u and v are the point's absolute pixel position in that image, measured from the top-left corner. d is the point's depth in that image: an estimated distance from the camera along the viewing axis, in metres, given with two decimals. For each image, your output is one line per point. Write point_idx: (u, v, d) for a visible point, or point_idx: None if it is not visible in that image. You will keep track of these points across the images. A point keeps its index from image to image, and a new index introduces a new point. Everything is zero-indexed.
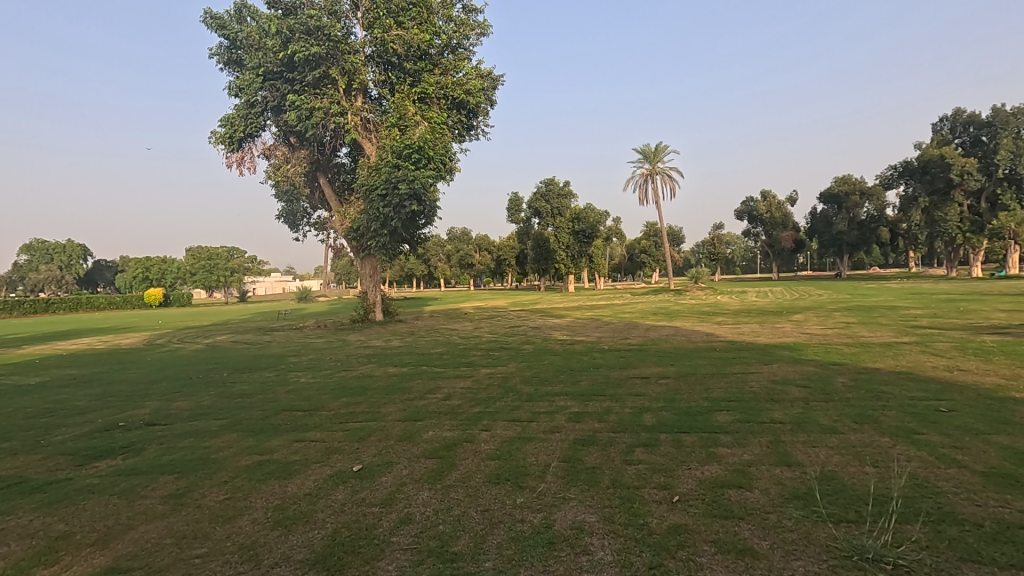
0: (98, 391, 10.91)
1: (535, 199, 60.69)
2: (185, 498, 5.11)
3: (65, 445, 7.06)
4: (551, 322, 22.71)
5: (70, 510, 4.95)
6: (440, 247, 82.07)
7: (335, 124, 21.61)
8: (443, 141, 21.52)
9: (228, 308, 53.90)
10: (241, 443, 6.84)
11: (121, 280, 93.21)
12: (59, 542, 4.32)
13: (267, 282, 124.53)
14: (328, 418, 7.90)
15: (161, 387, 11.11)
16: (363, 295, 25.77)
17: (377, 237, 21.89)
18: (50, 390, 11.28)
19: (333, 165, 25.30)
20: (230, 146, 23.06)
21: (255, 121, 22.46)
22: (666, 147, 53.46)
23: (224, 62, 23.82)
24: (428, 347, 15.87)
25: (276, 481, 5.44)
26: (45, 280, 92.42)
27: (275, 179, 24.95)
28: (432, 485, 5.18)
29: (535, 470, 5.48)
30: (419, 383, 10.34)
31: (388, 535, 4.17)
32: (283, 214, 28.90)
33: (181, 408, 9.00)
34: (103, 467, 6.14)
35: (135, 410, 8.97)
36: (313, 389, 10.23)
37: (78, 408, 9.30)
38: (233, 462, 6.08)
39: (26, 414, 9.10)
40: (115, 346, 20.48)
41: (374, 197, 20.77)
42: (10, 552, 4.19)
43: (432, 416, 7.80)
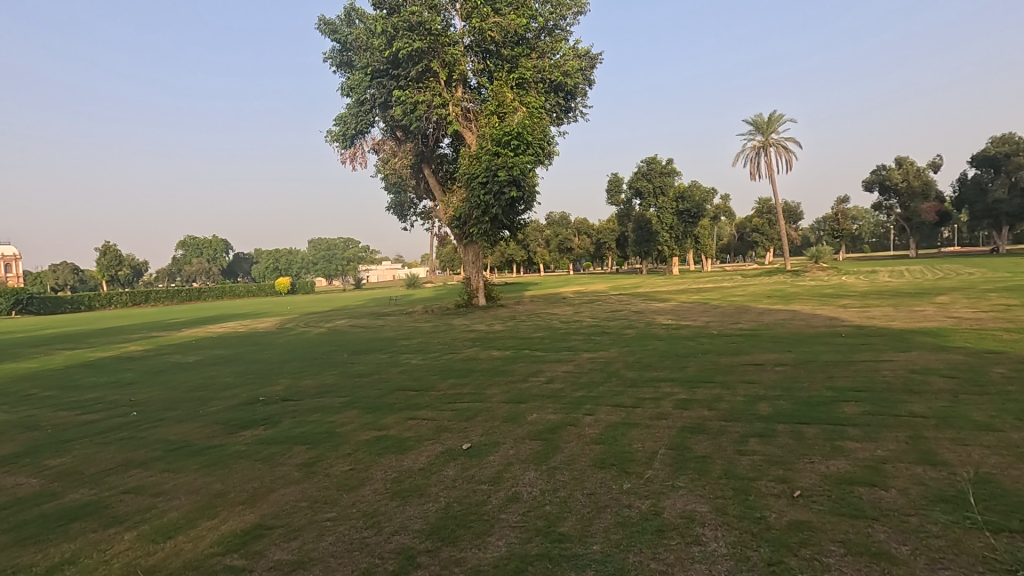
0: (241, 369, 12.37)
1: (636, 178, 58.71)
2: (316, 466, 5.65)
3: (217, 415, 8.09)
4: (654, 306, 22.08)
5: (224, 471, 5.67)
6: (540, 232, 82.53)
7: (437, 115, 22.33)
8: (542, 125, 21.47)
9: (347, 295, 58.36)
10: (361, 419, 7.41)
11: (257, 270, 104.38)
12: (217, 499, 4.97)
13: (379, 269, 132.39)
14: (437, 398, 8.33)
15: (292, 366, 12.35)
16: (467, 281, 26.69)
17: (479, 224, 22.44)
18: (205, 367, 12.95)
19: (436, 156, 26.23)
20: (343, 143, 24.75)
21: (365, 118, 23.85)
22: (781, 115, 49.20)
23: (336, 65, 25.51)
24: (529, 331, 16.08)
25: (393, 455, 5.83)
26: (197, 271, 106.02)
27: (384, 173, 26.43)
28: (537, 466, 5.27)
29: (641, 456, 5.37)
30: (522, 366, 10.55)
31: (497, 512, 4.31)
32: (392, 206, 30.39)
33: (309, 386, 9.95)
34: (247, 436, 6.94)
35: (271, 386, 10.06)
36: (422, 370, 10.81)
37: (227, 384, 10.59)
38: (355, 436, 6.61)
39: (187, 387, 10.53)
40: (252, 330, 23.05)
41: (475, 185, 21.23)
42: (180, 504, 4.90)
43: (535, 399, 7.93)
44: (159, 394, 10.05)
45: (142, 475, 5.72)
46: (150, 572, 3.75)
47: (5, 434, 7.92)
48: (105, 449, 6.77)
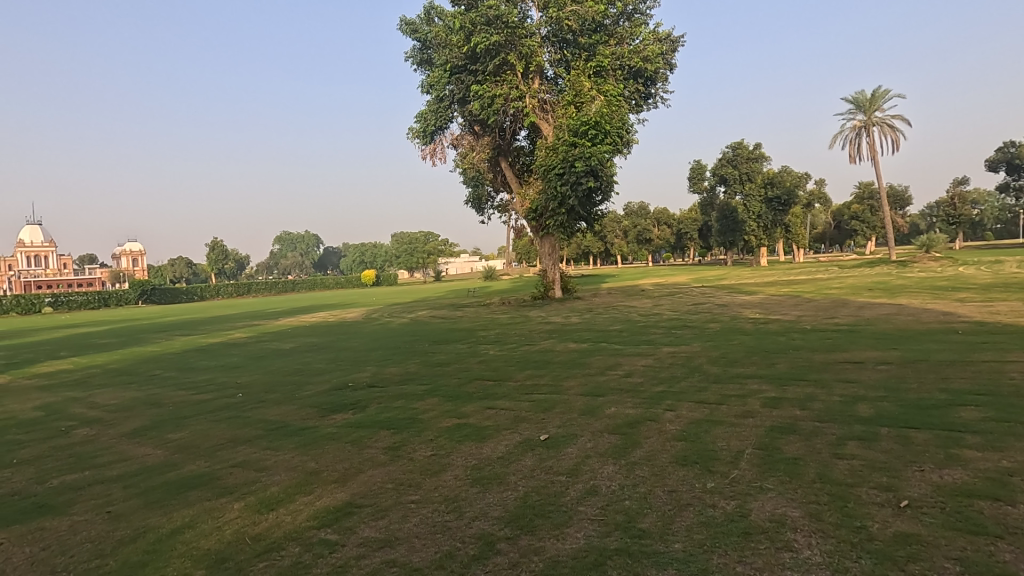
0: (332, 356, 13.16)
1: (720, 165, 55.96)
2: (401, 451, 5.90)
3: (312, 399, 8.67)
4: (741, 298, 21.01)
5: (318, 451, 6.07)
6: (617, 223, 80.93)
7: (514, 108, 22.44)
8: (620, 113, 21.00)
9: (427, 287, 60.22)
10: (442, 406, 7.65)
11: (344, 263, 110.24)
12: (313, 476, 5.34)
13: (458, 262, 135.62)
14: (515, 389, 8.43)
15: (377, 354, 12.97)
16: (544, 272, 26.70)
17: (555, 216, 22.36)
18: (300, 354, 13.90)
19: (513, 149, 26.41)
20: (424, 139, 25.47)
21: (444, 113, 24.39)
22: (887, 91, 44.90)
23: (417, 63, 26.25)
24: (607, 323, 15.84)
25: (472, 442, 5.98)
26: (292, 264, 113.64)
27: (462, 167, 26.92)
28: (616, 461, 5.20)
29: (725, 455, 5.16)
30: (600, 359, 10.43)
31: (575, 504, 4.31)
32: (470, 200, 30.91)
33: (393, 373, 10.40)
34: (338, 419, 7.37)
35: (359, 373, 10.63)
36: (500, 361, 10.97)
37: (319, 370, 11.30)
38: (437, 423, 6.84)
39: (285, 372, 11.36)
40: (341, 319, 24.42)
41: (551, 176, 21.17)
42: (280, 480, 5.30)
43: (613, 392, 7.82)
44: (260, 378, 10.91)
45: (247, 451, 6.25)
46: (256, 539, 4.09)
47: (136, 409, 8.93)
48: (216, 426, 7.46)
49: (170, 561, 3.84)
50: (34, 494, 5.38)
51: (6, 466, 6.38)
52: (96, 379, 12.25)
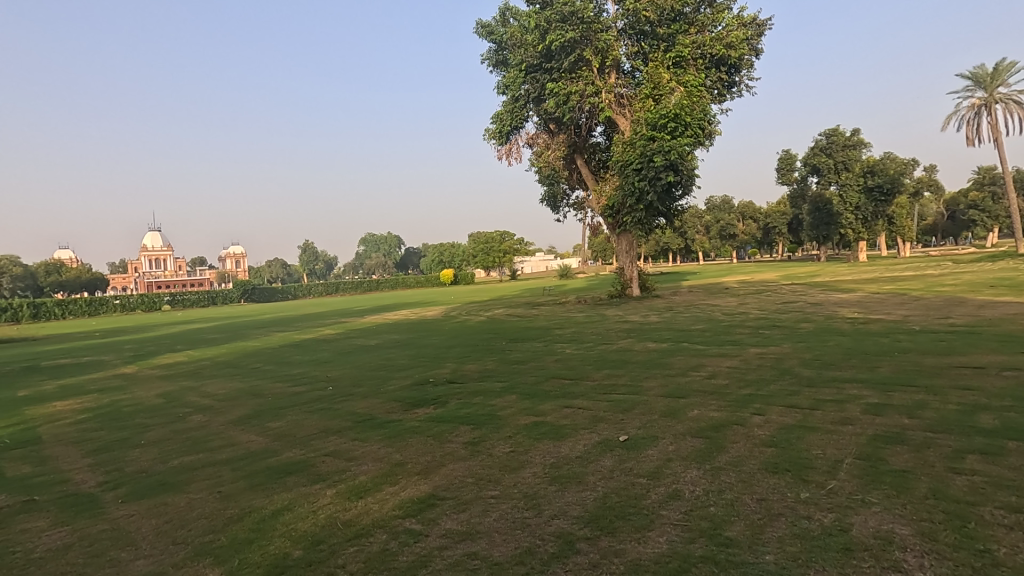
0: (413, 353, 13.65)
1: (812, 154, 52.38)
2: (480, 446, 6.01)
3: (395, 393, 9.04)
4: (837, 296, 19.54)
5: (402, 444, 6.33)
6: (698, 218, 77.82)
7: (590, 104, 22.20)
8: (701, 104, 20.18)
9: (504, 286, 60.97)
10: (519, 404, 7.72)
11: (424, 263, 113.92)
12: (398, 467, 5.56)
13: (534, 260, 136.05)
14: (593, 388, 8.34)
15: (456, 351, 13.29)
16: (620, 271, 26.23)
17: (633, 213, 21.86)
18: (384, 350, 14.54)
19: (589, 145, 26.15)
20: (500, 140, 25.74)
21: (520, 113, 24.51)
22: (1012, 63, 39.95)
23: (493, 64, 26.60)
24: (688, 323, 15.28)
25: (550, 441, 5.98)
26: (376, 265, 118.90)
27: (538, 166, 26.91)
28: (700, 465, 5.01)
29: (821, 463, 4.82)
30: (681, 359, 10.08)
31: (657, 507, 4.20)
32: (545, 198, 30.89)
33: (472, 370, 10.62)
34: (420, 414, 7.64)
35: (439, 369, 10.94)
36: (577, 360, 10.89)
37: (402, 366, 11.77)
38: (515, 420, 6.91)
39: (370, 367, 11.93)
40: (421, 317, 25.28)
41: (629, 172, 20.75)
42: (368, 470, 5.58)
43: (696, 394, 7.53)
44: (347, 372, 11.54)
45: (338, 441, 6.62)
46: (347, 525, 4.34)
47: (240, 399, 9.73)
48: (310, 416, 7.97)
49: (272, 540, 4.15)
50: (158, 472, 6.01)
51: (135, 446, 7.18)
52: (206, 371, 13.48)
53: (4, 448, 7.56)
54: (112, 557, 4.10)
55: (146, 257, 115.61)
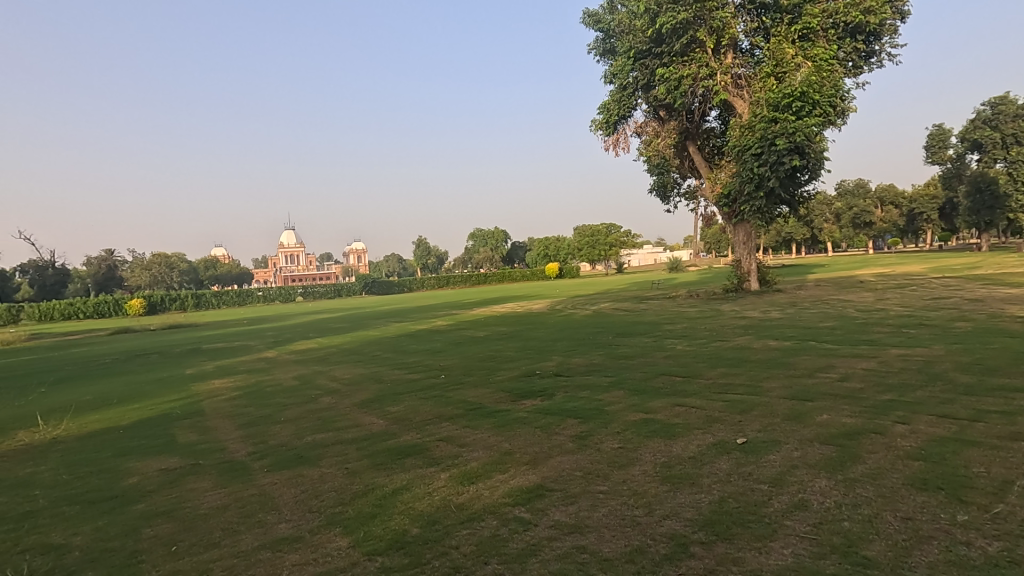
0: (520, 345, 13.90)
1: (973, 127, 45.77)
2: (588, 440, 5.98)
3: (504, 384, 9.27)
4: (1003, 292, 16.84)
5: (511, 433, 6.47)
6: (827, 205, 70.97)
7: (704, 87, 21.03)
8: (833, 79, 18.32)
9: (611, 279, 59.92)
10: (627, 400, 7.56)
11: (530, 257, 115.38)
12: (507, 457, 5.69)
13: (641, 253, 132.36)
14: (706, 387, 7.95)
15: (562, 344, 13.33)
16: (737, 263, 24.69)
17: (751, 201, 20.46)
18: (492, 342, 14.96)
19: (702, 131, 24.86)
20: (607, 130, 25.24)
21: (628, 101, 23.86)
22: None
23: (600, 54, 26.11)
24: (814, 320, 14.02)
25: (661, 439, 5.79)
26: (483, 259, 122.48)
27: (647, 155, 25.93)
28: (831, 474, 4.57)
29: (983, 483, 4.20)
30: (806, 359, 9.28)
31: (780, 517, 3.91)
32: (654, 188, 29.78)
33: (578, 364, 10.60)
34: (528, 405, 7.76)
35: (546, 362, 11.04)
36: (689, 356, 10.44)
37: (509, 357, 12.02)
38: (623, 416, 6.78)
39: (480, 358, 12.34)
40: (528, 310, 25.64)
41: (747, 157, 19.46)
42: (479, 457, 5.77)
43: (825, 398, 6.89)
44: (458, 362, 12.02)
45: (450, 428, 6.93)
46: (461, 508, 4.52)
47: (363, 383, 10.54)
48: (424, 402, 8.43)
49: (393, 516, 4.44)
50: (296, 446, 6.68)
51: (277, 422, 8.04)
52: (335, 357, 14.76)
53: (176, 418, 8.84)
54: (261, 518, 4.63)
55: (283, 254, 128.65)
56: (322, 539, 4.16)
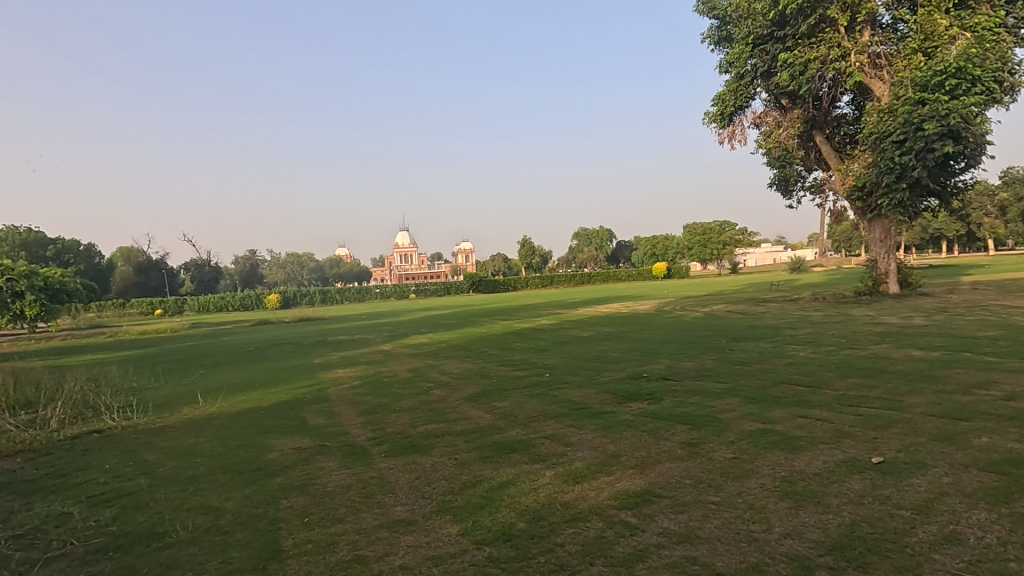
0: (627, 346, 13.62)
1: None
2: (699, 448, 5.71)
3: (609, 385, 9.15)
4: None
5: (617, 436, 6.36)
6: (988, 195, 61.64)
7: (835, 71, 19.21)
8: (999, 50, 15.89)
9: (725, 279, 56.68)
10: (743, 408, 7.12)
11: (637, 256, 112.62)
12: (613, 459, 5.60)
13: (758, 251, 123.77)
14: (835, 398, 7.26)
15: (671, 347, 12.86)
16: (872, 263, 22.24)
17: (891, 194, 18.33)
18: (597, 342, 14.81)
19: (832, 119, 22.71)
20: (722, 122, 23.91)
21: (745, 91, 22.43)
22: None
23: (715, 42, 24.80)
24: (971, 328, 12.24)
25: (782, 452, 5.39)
26: (588, 258, 121.62)
27: (767, 147, 24.21)
28: (993, 506, 3.98)
29: None
30: (961, 372, 8.12)
31: (926, 549, 3.47)
32: (774, 182, 27.68)
33: (688, 367, 10.16)
34: (634, 408, 7.59)
35: (654, 365, 10.72)
36: (814, 364, 9.61)
37: (615, 358, 11.83)
38: (738, 425, 6.39)
39: (584, 358, 12.27)
40: (634, 311, 25.07)
41: (886, 145, 17.47)
42: (584, 457, 5.75)
43: (986, 418, 5.99)
44: (563, 361, 12.03)
45: (555, 426, 6.97)
46: (565, 506, 4.54)
47: (471, 378, 10.93)
48: (530, 399, 8.56)
49: (500, 509, 4.56)
50: (410, 435, 7.10)
51: (393, 411, 8.59)
52: (445, 352, 15.45)
53: (307, 402, 9.78)
54: (380, 500, 4.98)
55: (398, 253, 136.84)
56: (434, 524, 4.38)
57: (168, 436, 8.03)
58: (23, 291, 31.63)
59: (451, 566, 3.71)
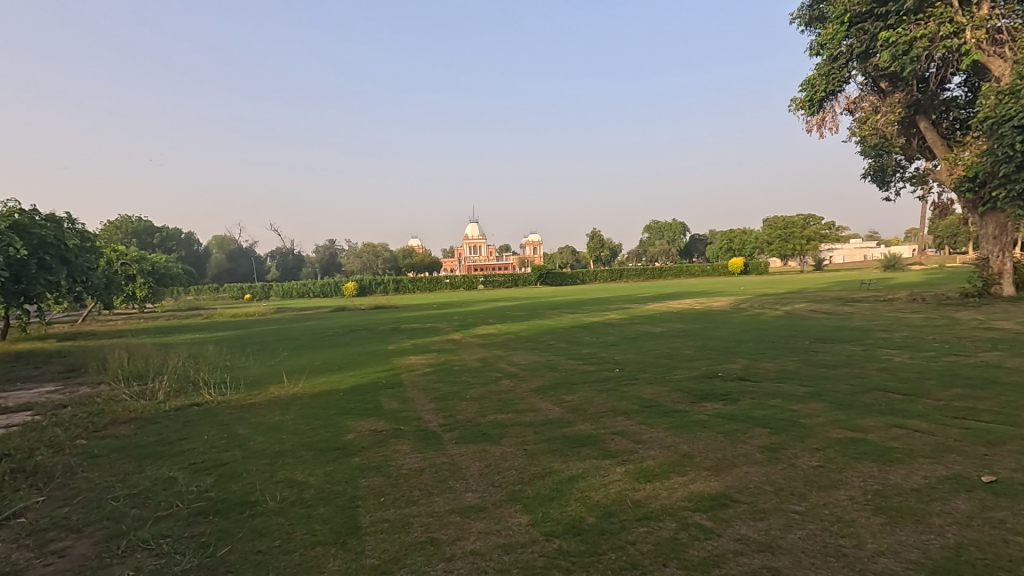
0: (701, 344, 13.15)
1: None
2: (781, 453, 5.43)
3: (681, 383, 8.88)
4: None
5: (690, 436, 6.15)
6: None
7: (945, 50, 17.48)
8: None
9: (807, 277, 53.39)
10: (829, 414, 6.68)
11: (711, 250, 108.41)
12: (687, 459, 5.43)
13: (848, 247, 115.38)
14: (937, 409, 6.66)
15: (749, 346, 12.28)
16: (983, 261, 20.17)
17: (1009, 185, 16.42)
18: (669, 339, 14.40)
19: (939, 103, 20.75)
20: (810, 109, 22.47)
21: (839, 74, 20.93)
22: None
23: (806, 23, 23.30)
24: None
25: (875, 463, 5.01)
26: (659, 252, 118.35)
27: (861, 135, 22.50)
28: None
29: None
30: None
31: None
32: (869, 172, 25.69)
33: (768, 368, 9.68)
34: (709, 408, 7.33)
35: (730, 364, 10.28)
36: (911, 370, 8.86)
37: (688, 356, 11.46)
38: (824, 432, 6.01)
39: (655, 354, 11.98)
40: (708, 307, 24.18)
41: (1005, 130, 15.61)
42: (655, 456, 5.61)
43: None
44: (633, 357, 11.81)
45: (625, 423, 6.85)
46: (637, 504, 4.46)
47: (540, 371, 10.96)
48: (599, 394, 8.46)
49: (570, 502, 4.55)
50: (480, 423, 7.22)
51: (463, 399, 8.78)
52: (513, 343, 15.59)
53: (382, 386, 10.19)
54: (451, 485, 5.11)
55: (468, 245, 139.27)
56: (504, 513, 4.44)
57: (258, 413, 8.63)
58: (134, 274, 34.98)
59: (522, 555, 3.75)
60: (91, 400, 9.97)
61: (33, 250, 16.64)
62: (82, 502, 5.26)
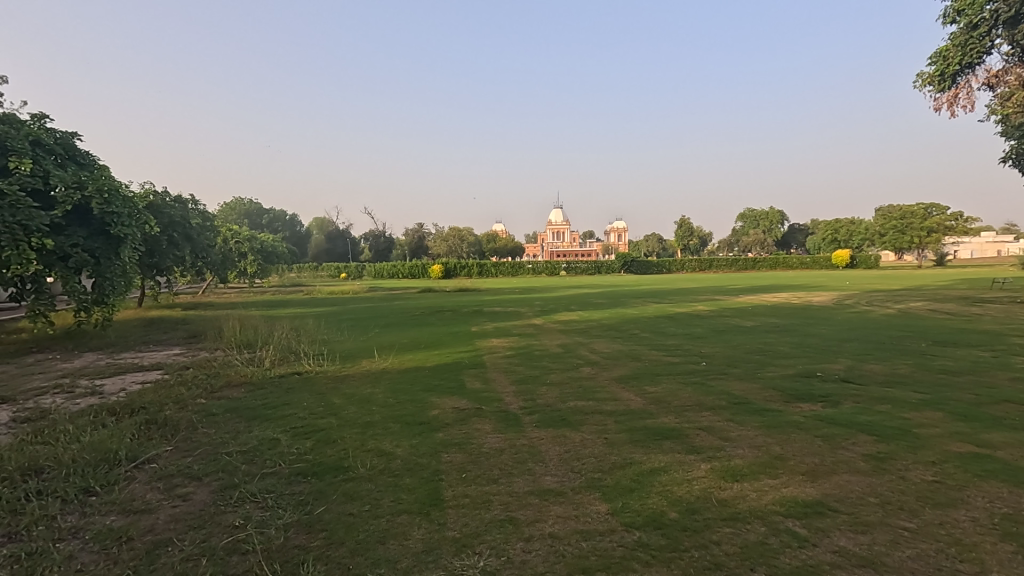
0: (798, 340, 12.28)
1: None
2: (888, 464, 4.97)
3: (774, 381, 8.36)
4: None
5: (784, 437, 5.79)
6: None
7: None
8: None
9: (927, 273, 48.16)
10: (948, 425, 6.02)
11: (813, 241, 100.72)
12: (779, 461, 5.12)
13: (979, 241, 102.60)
14: None
15: (853, 346, 11.31)
16: None
17: None
18: (763, 333, 13.58)
19: None
20: (940, 85, 20.01)
21: (978, 43, 18.43)
22: None
23: None
24: None
25: (1003, 484, 4.45)
26: (754, 242, 111.66)
27: (1003, 114, 19.76)
28: None
29: None
30: None
31: None
32: (1010, 156, 22.57)
33: (875, 371, 8.86)
34: (806, 409, 6.85)
35: (831, 364, 9.53)
36: None
37: (782, 353, 10.76)
38: (941, 444, 5.42)
39: (746, 349, 11.37)
40: (807, 302, 22.54)
41: None
42: (744, 455, 5.34)
43: None
44: (721, 351, 11.27)
45: (712, 418, 6.57)
46: (722, 504, 4.27)
47: (622, 359, 10.77)
48: (684, 388, 8.17)
49: (651, 495, 4.45)
50: (560, 409, 7.22)
51: (543, 383, 8.82)
52: (595, 331, 15.42)
53: (465, 366, 10.47)
54: (530, 467, 5.16)
55: (552, 231, 138.91)
56: (583, 499, 4.42)
57: (351, 384, 9.19)
58: (246, 252, 38.22)
59: (600, 543, 3.72)
60: (209, 364, 11.08)
61: (164, 228, 18.63)
62: (201, 454, 5.88)
